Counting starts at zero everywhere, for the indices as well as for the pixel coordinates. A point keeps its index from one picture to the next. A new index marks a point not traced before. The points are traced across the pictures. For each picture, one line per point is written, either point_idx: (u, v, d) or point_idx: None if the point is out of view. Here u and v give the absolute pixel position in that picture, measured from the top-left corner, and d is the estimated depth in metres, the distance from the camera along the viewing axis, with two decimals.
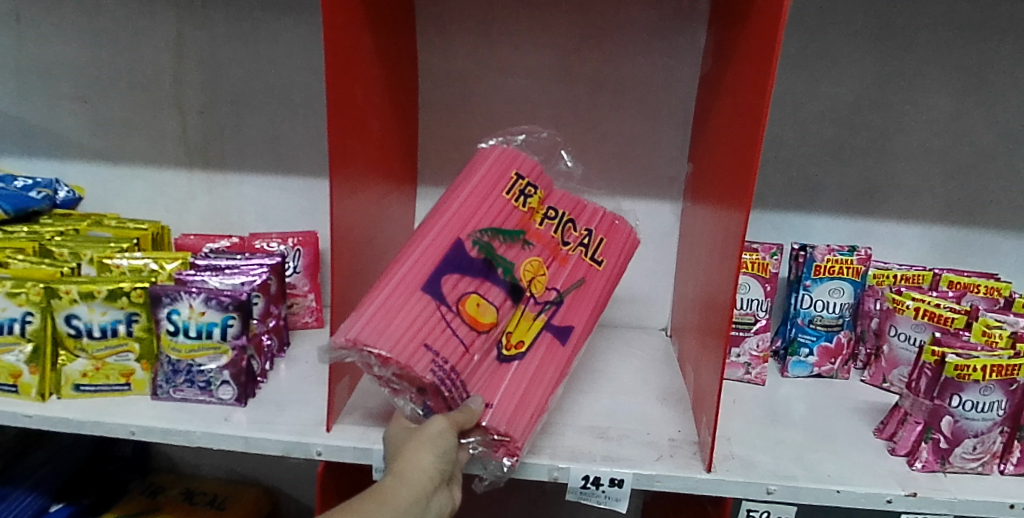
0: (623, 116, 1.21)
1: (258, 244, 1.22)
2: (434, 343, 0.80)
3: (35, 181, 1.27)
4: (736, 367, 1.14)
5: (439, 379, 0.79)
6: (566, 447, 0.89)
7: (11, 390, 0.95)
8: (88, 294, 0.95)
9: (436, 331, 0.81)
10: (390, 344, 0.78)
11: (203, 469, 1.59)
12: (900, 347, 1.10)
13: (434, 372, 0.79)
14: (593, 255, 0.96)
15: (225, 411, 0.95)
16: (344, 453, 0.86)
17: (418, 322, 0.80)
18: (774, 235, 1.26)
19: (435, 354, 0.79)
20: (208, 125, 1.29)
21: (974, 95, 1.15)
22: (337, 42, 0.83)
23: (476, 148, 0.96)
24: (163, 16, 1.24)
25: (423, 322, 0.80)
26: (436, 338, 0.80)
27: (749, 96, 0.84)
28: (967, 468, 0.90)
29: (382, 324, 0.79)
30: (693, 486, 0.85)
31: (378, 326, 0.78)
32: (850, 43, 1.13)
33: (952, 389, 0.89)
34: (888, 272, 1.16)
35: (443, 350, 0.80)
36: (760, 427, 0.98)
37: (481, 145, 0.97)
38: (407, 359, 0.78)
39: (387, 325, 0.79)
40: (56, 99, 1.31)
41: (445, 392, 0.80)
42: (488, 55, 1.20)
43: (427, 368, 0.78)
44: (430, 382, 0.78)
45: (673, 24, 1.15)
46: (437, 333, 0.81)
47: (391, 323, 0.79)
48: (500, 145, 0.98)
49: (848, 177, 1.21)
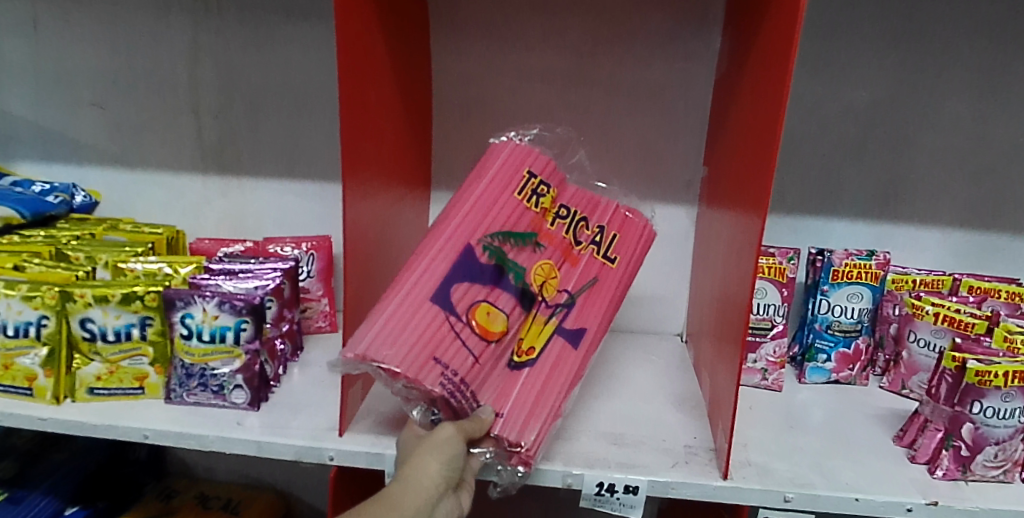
0: (637, 119, 1.20)
1: (272, 249, 1.23)
2: (443, 355, 0.80)
3: (53, 186, 1.29)
4: (752, 372, 1.13)
5: (448, 392, 0.79)
6: (580, 454, 0.88)
7: (26, 394, 0.96)
8: (103, 298, 0.96)
9: (445, 343, 0.80)
10: (398, 359, 0.78)
11: (217, 473, 1.59)
12: (919, 353, 1.08)
13: (444, 385, 0.79)
14: (606, 253, 0.95)
15: (238, 415, 0.95)
16: (356, 458, 0.85)
17: (427, 334, 0.80)
18: (791, 240, 1.24)
19: (444, 367, 0.79)
20: (223, 129, 1.30)
21: (994, 96, 1.13)
22: (350, 47, 0.82)
23: (488, 143, 0.93)
24: (179, 22, 1.24)
25: (432, 334, 0.80)
26: (444, 350, 0.80)
27: (765, 100, 0.82)
28: (989, 476, 0.88)
29: (390, 338, 0.79)
30: (710, 494, 0.83)
31: (387, 341, 0.79)
32: (867, 44, 1.12)
33: (973, 396, 0.87)
34: (907, 277, 1.14)
35: (452, 362, 0.80)
36: (778, 434, 0.97)
37: (492, 139, 0.95)
38: (416, 373, 0.78)
39: (395, 340, 0.79)
40: (74, 104, 1.32)
41: (455, 402, 0.80)
42: (502, 58, 1.19)
43: (436, 382, 0.78)
44: (439, 396, 0.78)
45: (688, 27, 1.14)
46: (447, 345, 0.81)
47: (401, 336, 0.79)
48: (512, 137, 0.95)
49: (867, 180, 1.19)
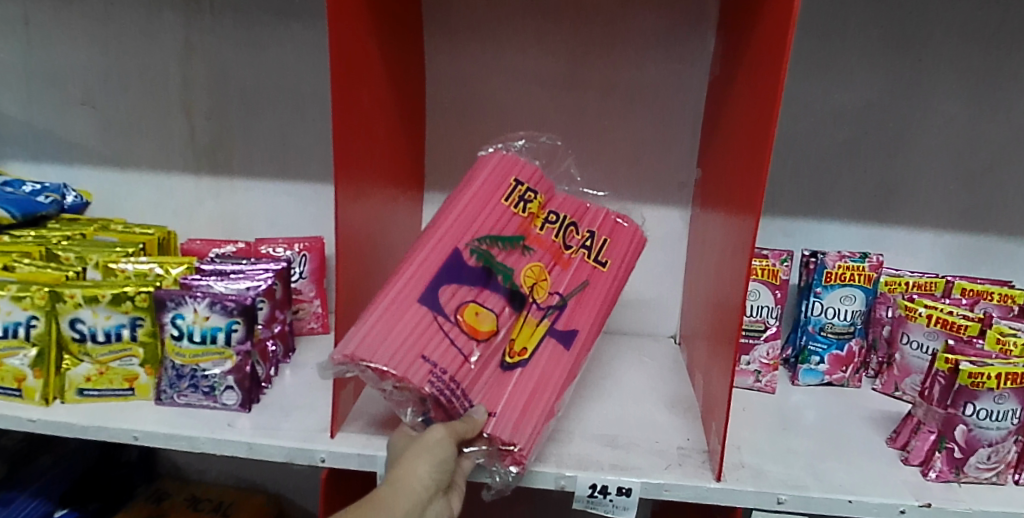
0: (631, 121, 1.20)
1: (264, 249, 1.22)
2: (431, 353, 0.80)
3: (43, 186, 1.28)
4: (746, 374, 1.13)
5: (437, 390, 0.78)
6: (573, 455, 0.88)
7: (15, 394, 0.95)
8: (93, 298, 0.95)
9: (433, 343, 0.81)
10: (387, 357, 0.78)
11: (208, 475, 1.58)
12: (912, 355, 1.08)
13: (433, 383, 0.78)
14: (597, 257, 0.95)
15: (229, 417, 0.94)
16: (347, 460, 0.85)
17: (415, 333, 0.80)
18: (784, 242, 1.24)
19: (432, 365, 0.79)
20: (215, 130, 1.29)
21: (986, 100, 1.14)
22: (343, 47, 0.82)
23: (477, 155, 0.96)
24: (173, 22, 1.24)
25: (420, 334, 0.80)
26: (433, 348, 0.80)
27: (758, 102, 0.82)
28: (982, 478, 0.88)
29: (379, 337, 0.79)
30: (704, 496, 0.83)
31: (375, 340, 0.79)
32: (860, 47, 1.12)
33: (966, 397, 0.87)
34: (900, 279, 1.14)
35: (441, 360, 0.80)
36: (771, 435, 0.97)
37: (481, 151, 0.97)
38: (404, 371, 0.78)
39: (384, 339, 0.79)
40: (65, 104, 1.32)
41: (446, 401, 0.79)
42: (496, 59, 1.19)
43: (425, 380, 0.78)
44: (428, 394, 0.78)
45: (682, 29, 1.15)
46: (436, 344, 0.81)
47: (389, 335, 0.79)
48: (499, 149, 0.97)
49: (860, 182, 1.19)
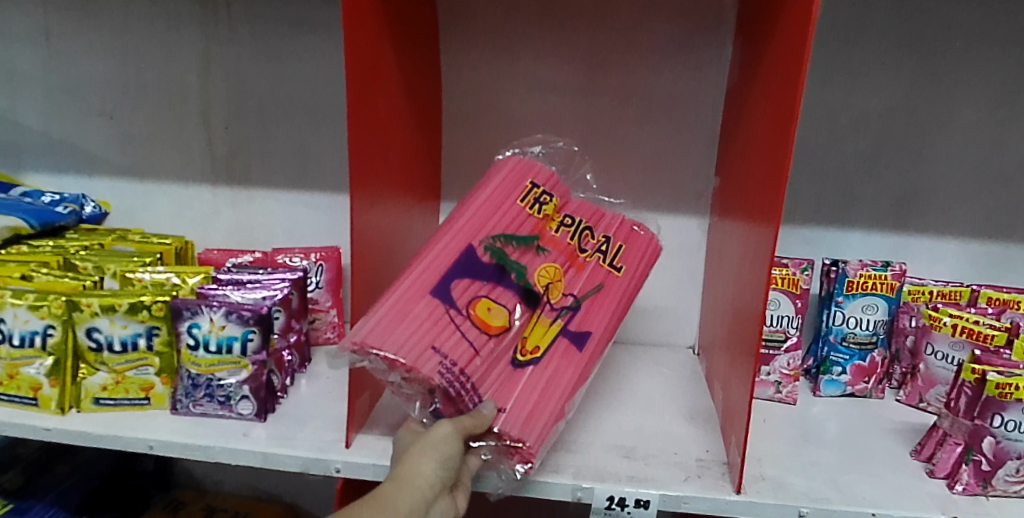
0: (649, 130, 1.19)
1: (281, 259, 1.22)
2: (442, 345, 0.79)
3: (62, 197, 1.30)
4: (766, 385, 1.11)
5: (447, 381, 0.77)
6: (591, 467, 0.86)
7: (32, 403, 0.96)
8: (110, 307, 0.95)
9: (445, 334, 0.80)
10: (396, 347, 0.77)
11: (225, 486, 1.58)
12: (937, 365, 1.06)
13: (442, 375, 0.77)
14: (612, 262, 0.94)
15: (244, 427, 0.94)
16: (362, 470, 0.84)
17: (426, 324, 0.79)
18: (805, 250, 1.22)
19: (442, 357, 0.78)
20: (232, 140, 1.30)
21: (1011, 104, 1.11)
22: (358, 53, 0.82)
23: (493, 160, 0.96)
24: (190, 34, 1.25)
25: (431, 325, 0.79)
26: (444, 340, 0.79)
27: (777, 112, 0.81)
28: (1010, 491, 0.85)
29: (389, 327, 0.78)
30: (724, 508, 0.81)
31: (386, 329, 0.78)
32: (880, 52, 1.11)
33: (994, 409, 0.85)
34: (923, 287, 1.11)
35: (451, 352, 0.79)
36: (793, 447, 0.95)
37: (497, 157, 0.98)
38: (414, 361, 0.76)
39: (395, 329, 0.78)
40: (84, 115, 1.33)
41: (454, 393, 0.78)
42: (512, 68, 1.19)
43: (435, 370, 0.77)
44: (437, 385, 0.77)
45: (699, 37, 1.14)
46: (447, 335, 0.80)
47: (400, 325, 0.79)
48: (516, 155, 0.98)
49: (883, 190, 1.17)
